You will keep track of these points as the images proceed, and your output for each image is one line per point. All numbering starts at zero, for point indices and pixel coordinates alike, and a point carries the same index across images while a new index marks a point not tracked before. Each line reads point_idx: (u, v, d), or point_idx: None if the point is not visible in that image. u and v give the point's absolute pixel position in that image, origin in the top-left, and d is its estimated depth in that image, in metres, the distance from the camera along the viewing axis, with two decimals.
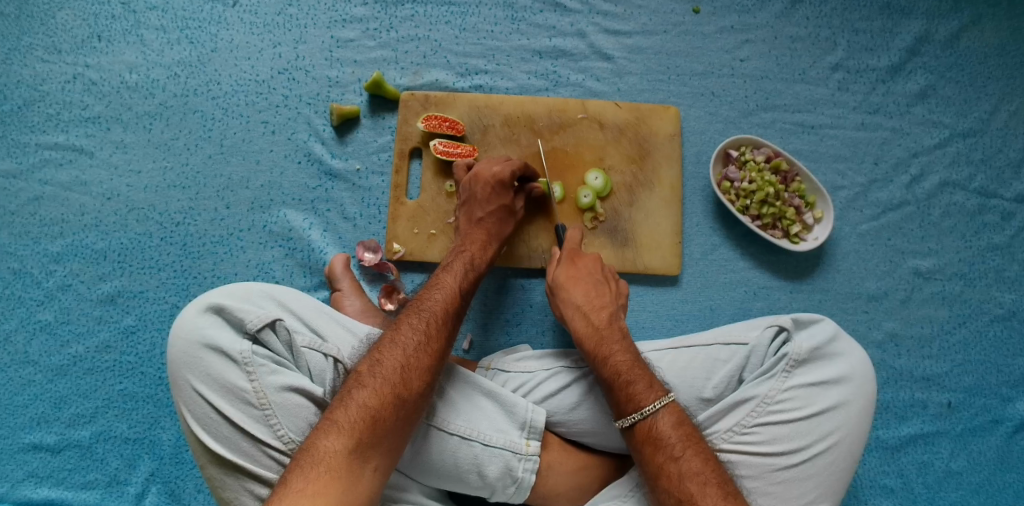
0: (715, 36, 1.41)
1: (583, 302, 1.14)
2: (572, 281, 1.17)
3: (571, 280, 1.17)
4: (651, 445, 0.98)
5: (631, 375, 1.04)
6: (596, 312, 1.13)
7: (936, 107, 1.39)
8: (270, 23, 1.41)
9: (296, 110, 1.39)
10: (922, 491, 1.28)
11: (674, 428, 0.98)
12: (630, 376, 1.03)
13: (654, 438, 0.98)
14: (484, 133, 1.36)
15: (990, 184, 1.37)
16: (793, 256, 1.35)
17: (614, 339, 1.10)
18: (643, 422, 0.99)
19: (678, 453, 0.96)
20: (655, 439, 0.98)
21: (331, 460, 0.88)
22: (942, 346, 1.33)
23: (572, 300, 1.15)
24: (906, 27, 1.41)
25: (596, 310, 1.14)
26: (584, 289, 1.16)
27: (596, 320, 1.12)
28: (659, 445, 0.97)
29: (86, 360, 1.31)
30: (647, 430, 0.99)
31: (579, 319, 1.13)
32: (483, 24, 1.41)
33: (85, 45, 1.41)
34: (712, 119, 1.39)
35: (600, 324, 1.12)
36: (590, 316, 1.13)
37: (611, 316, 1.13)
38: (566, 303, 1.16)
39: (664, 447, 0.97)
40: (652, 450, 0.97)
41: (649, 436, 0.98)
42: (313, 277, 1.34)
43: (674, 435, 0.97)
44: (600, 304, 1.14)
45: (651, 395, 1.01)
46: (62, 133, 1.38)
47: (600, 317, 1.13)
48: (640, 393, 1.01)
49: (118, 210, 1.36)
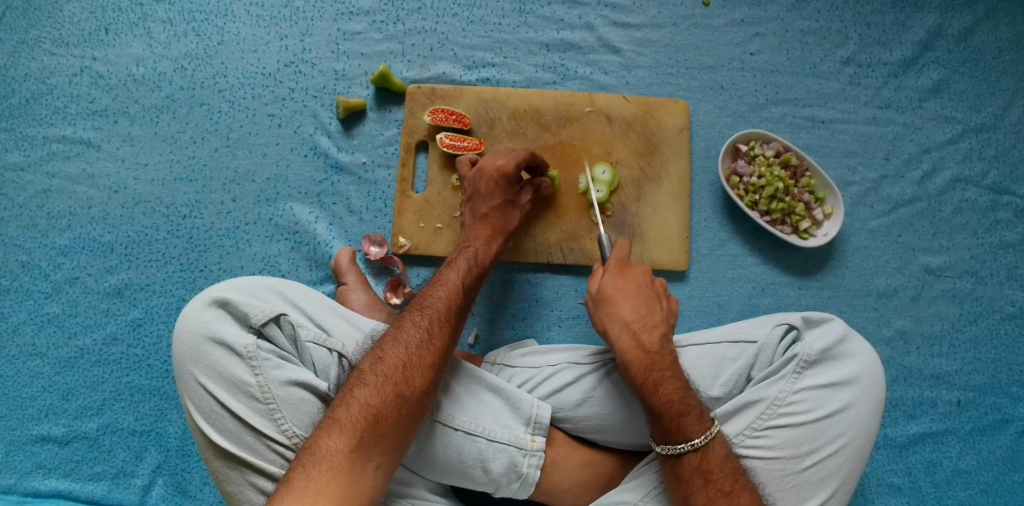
0: (724, 29, 1.39)
1: (632, 320, 1.07)
2: (621, 295, 1.09)
3: (620, 293, 1.10)
4: (701, 477, 0.97)
5: (683, 406, 0.99)
6: (646, 332, 1.06)
7: (949, 102, 1.37)
8: (276, 16, 1.41)
9: (302, 103, 1.39)
10: (930, 490, 1.27)
11: (722, 462, 0.98)
12: (682, 406, 0.99)
13: (704, 471, 0.97)
14: (491, 126, 1.35)
15: (1004, 181, 1.35)
16: (802, 252, 1.33)
17: (665, 364, 1.03)
18: (693, 454, 0.97)
19: (728, 488, 0.96)
20: (706, 472, 0.97)
21: (332, 458, 0.89)
22: (953, 344, 1.31)
23: (620, 317, 1.07)
24: (920, 20, 1.38)
25: (647, 330, 1.06)
26: (632, 305, 1.08)
27: (646, 342, 1.05)
28: (710, 478, 0.96)
29: (95, 352, 1.33)
30: (697, 462, 0.97)
31: (627, 340, 1.05)
32: (491, 16, 1.40)
33: (92, 38, 1.41)
34: (721, 114, 1.37)
35: (651, 348, 1.04)
36: (640, 337, 1.05)
37: (662, 338, 1.06)
38: (613, 318, 1.08)
39: (714, 481, 0.96)
40: (703, 483, 0.96)
41: (698, 468, 0.97)
42: (320, 271, 1.34)
43: (723, 469, 0.97)
44: (651, 323, 1.07)
45: (702, 427, 0.98)
46: (70, 126, 1.39)
47: (651, 338, 1.05)
48: (690, 424, 0.98)
49: (125, 203, 1.37)
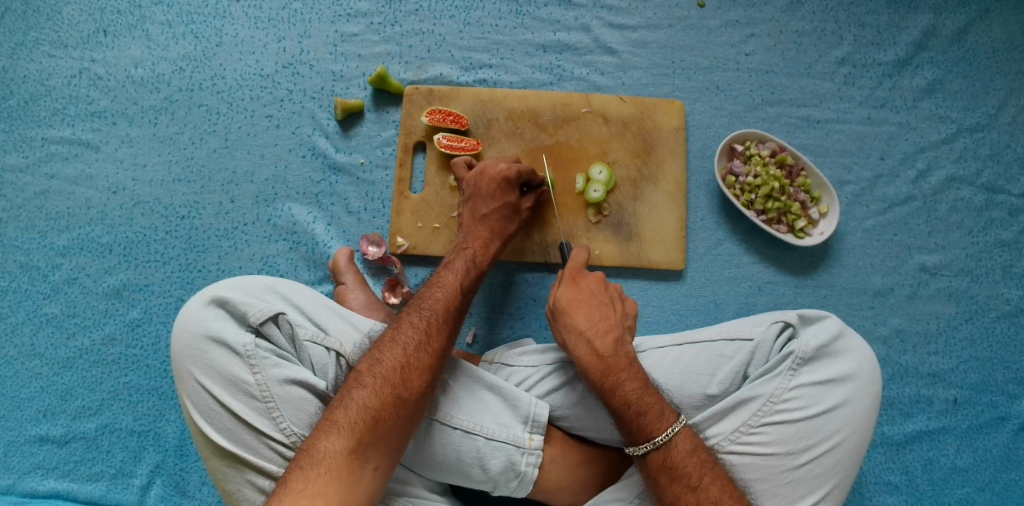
0: (719, 29, 1.40)
1: (586, 328, 1.09)
2: (574, 305, 1.12)
3: (574, 303, 1.12)
4: (667, 475, 0.97)
5: (642, 405, 1.01)
6: (600, 337, 1.08)
7: (943, 102, 1.38)
8: (274, 18, 1.42)
9: (301, 104, 1.40)
10: (927, 488, 1.27)
11: (688, 457, 0.98)
12: (641, 406, 1.01)
13: (669, 468, 0.97)
14: (488, 127, 1.35)
15: (998, 180, 1.35)
16: (798, 251, 1.34)
17: (621, 366, 1.05)
18: (656, 452, 0.98)
19: (695, 483, 0.96)
20: (671, 469, 0.97)
21: (331, 461, 0.89)
22: (949, 342, 1.32)
23: (575, 326, 1.10)
24: (914, 20, 1.39)
25: (601, 335, 1.08)
26: (586, 314, 1.11)
27: (600, 347, 1.07)
28: (675, 475, 0.97)
29: (94, 353, 1.33)
30: (661, 460, 0.98)
31: (583, 347, 1.08)
32: (488, 18, 1.41)
33: (91, 40, 1.41)
34: (717, 114, 1.38)
35: (605, 352, 1.07)
36: (594, 343, 1.08)
37: (615, 343, 1.08)
38: (569, 329, 1.10)
39: (680, 477, 0.96)
40: (668, 481, 0.97)
41: (663, 465, 0.98)
42: (317, 271, 1.34)
43: (689, 464, 0.97)
44: (605, 328, 1.09)
45: (662, 424, 0.99)
46: (69, 127, 1.39)
47: (604, 343, 1.08)
48: (650, 422, 1.00)
49: (124, 204, 1.37)
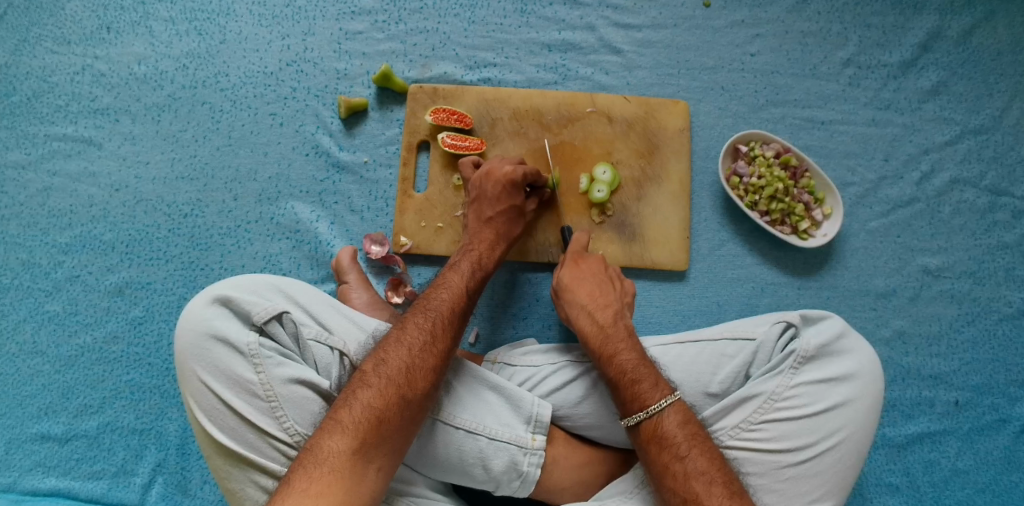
0: (724, 30, 1.40)
1: (588, 302, 1.14)
2: (577, 282, 1.17)
3: (577, 280, 1.17)
4: (657, 444, 0.98)
5: (637, 373, 1.03)
6: (601, 310, 1.13)
7: (947, 104, 1.37)
8: (278, 15, 1.41)
9: (304, 102, 1.40)
10: (927, 490, 1.28)
11: (679, 427, 0.98)
12: (635, 375, 1.03)
13: (659, 438, 0.98)
14: (492, 126, 1.35)
15: (1002, 182, 1.35)
16: (802, 252, 1.34)
17: (619, 336, 1.09)
18: (648, 421, 0.99)
19: (684, 452, 0.96)
20: (661, 439, 0.98)
21: (335, 460, 0.89)
22: (951, 344, 1.32)
23: (577, 301, 1.15)
24: (920, 21, 1.39)
25: (601, 308, 1.13)
26: (589, 289, 1.16)
27: (600, 319, 1.12)
28: (665, 444, 0.97)
29: (96, 351, 1.33)
30: (652, 430, 0.99)
31: (584, 318, 1.13)
32: (492, 17, 1.41)
33: (94, 37, 1.41)
34: (721, 114, 1.38)
35: (606, 324, 1.11)
36: (595, 315, 1.13)
37: (615, 315, 1.13)
38: (572, 304, 1.16)
39: (670, 446, 0.97)
40: (658, 450, 0.97)
41: (654, 435, 0.98)
42: (320, 269, 1.34)
43: (679, 434, 0.98)
44: (605, 303, 1.14)
45: (656, 394, 1.01)
46: (71, 124, 1.39)
47: (605, 315, 1.12)
48: (644, 391, 1.01)
49: (126, 202, 1.37)
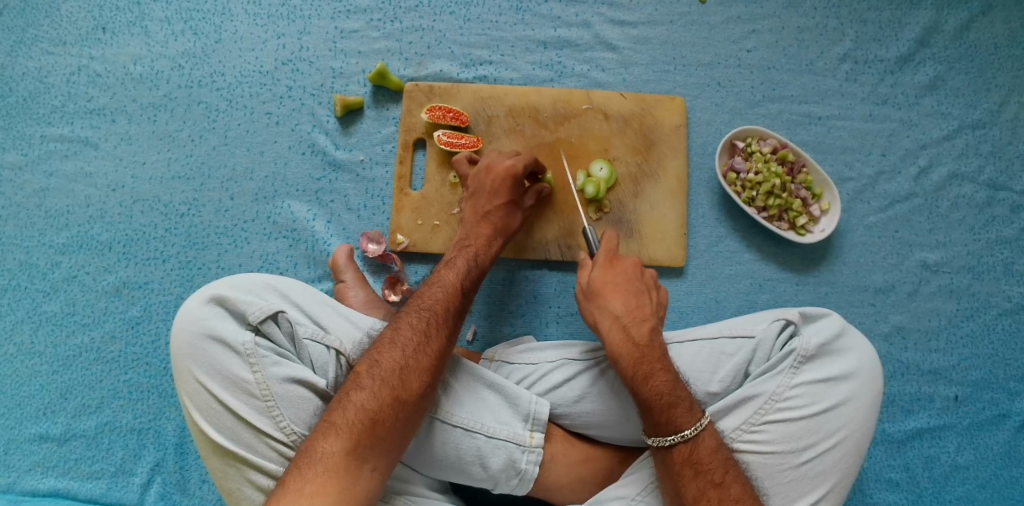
0: (721, 26, 1.39)
1: (622, 314, 1.07)
2: (611, 288, 1.10)
3: (610, 286, 1.10)
4: (691, 468, 0.96)
5: (674, 397, 1.00)
6: (637, 325, 1.07)
7: (944, 99, 1.37)
8: (274, 15, 1.41)
9: (300, 101, 1.39)
10: (928, 486, 1.27)
11: (713, 453, 0.97)
12: (673, 398, 1.00)
13: (694, 463, 0.97)
14: (488, 124, 1.35)
15: (1000, 177, 1.35)
16: (799, 248, 1.34)
17: (654, 357, 1.04)
18: (682, 445, 0.97)
19: (719, 479, 0.96)
20: (696, 463, 0.97)
21: (328, 461, 0.89)
22: (950, 339, 1.32)
23: (610, 310, 1.08)
24: (916, 16, 1.38)
25: (637, 323, 1.07)
26: (623, 298, 1.09)
27: (636, 335, 1.06)
28: (700, 470, 0.96)
29: (93, 351, 1.33)
30: (687, 454, 0.97)
31: (618, 332, 1.06)
32: (488, 14, 1.40)
33: (90, 37, 1.41)
34: (718, 111, 1.37)
35: (641, 341, 1.05)
36: (630, 330, 1.06)
37: (651, 331, 1.07)
38: (603, 311, 1.09)
39: (704, 472, 0.96)
40: (693, 474, 0.96)
41: (688, 459, 0.97)
42: (318, 268, 1.34)
43: (713, 460, 0.97)
44: (642, 317, 1.08)
45: (691, 418, 0.99)
46: (68, 125, 1.39)
47: (641, 331, 1.06)
48: (680, 415, 0.99)
49: (123, 202, 1.37)
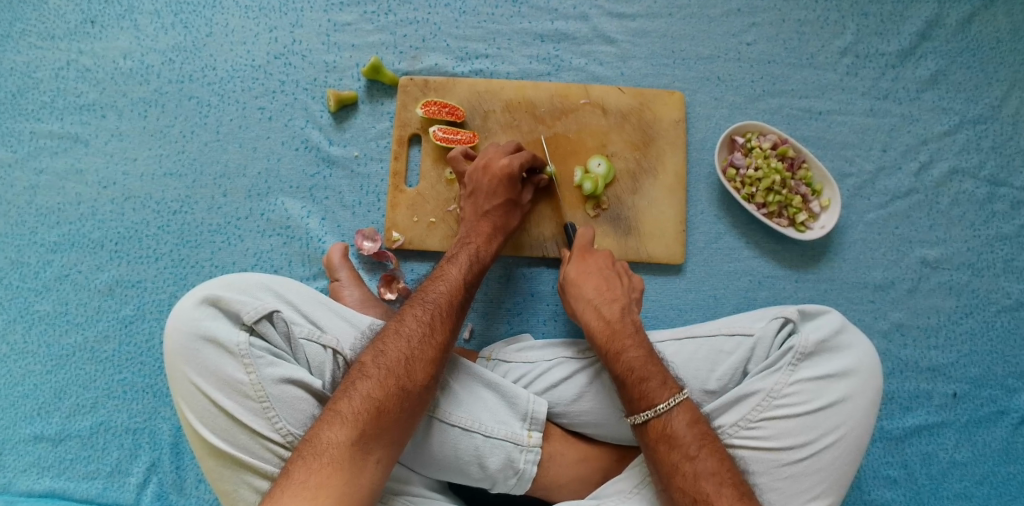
0: (721, 19, 1.37)
1: (594, 296, 1.11)
2: (583, 275, 1.14)
3: (583, 274, 1.14)
4: (666, 443, 0.96)
5: (646, 371, 1.02)
6: (608, 305, 1.10)
7: (946, 93, 1.36)
8: (266, 7, 1.38)
9: (293, 96, 1.37)
10: (925, 482, 1.27)
11: (688, 427, 0.96)
12: (643, 372, 1.01)
13: (668, 437, 0.96)
14: (484, 119, 1.33)
15: (1000, 172, 1.34)
16: (798, 244, 1.33)
17: (626, 333, 1.07)
18: (656, 420, 0.97)
19: (694, 453, 0.94)
20: (670, 437, 0.96)
21: (334, 452, 0.88)
22: (949, 336, 1.31)
23: (583, 294, 1.12)
24: (918, 10, 1.37)
25: (608, 302, 1.10)
26: (595, 284, 1.13)
27: (607, 314, 1.09)
28: (674, 444, 0.95)
29: (87, 351, 1.31)
30: (661, 428, 0.97)
31: (590, 313, 1.10)
32: (484, 7, 1.38)
33: (78, 31, 1.38)
34: (717, 105, 1.36)
35: (612, 319, 1.08)
36: (601, 309, 1.09)
37: (623, 310, 1.10)
38: (577, 298, 1.13)
39: (679, 446, 0.95)
40: (668, 449, 0.95)
41: (663, 434, 0.96)
42: (312, 266, 1.32)
43: (688, 434, 0.96)
44: (613, 297, 1.11)
45: (664, 393, 0.99)
46: (57, 121, 1.36)
47: (611, 310, 1.09)
48: (653, 390, 0.99)
49: (114, 199, 1.35)
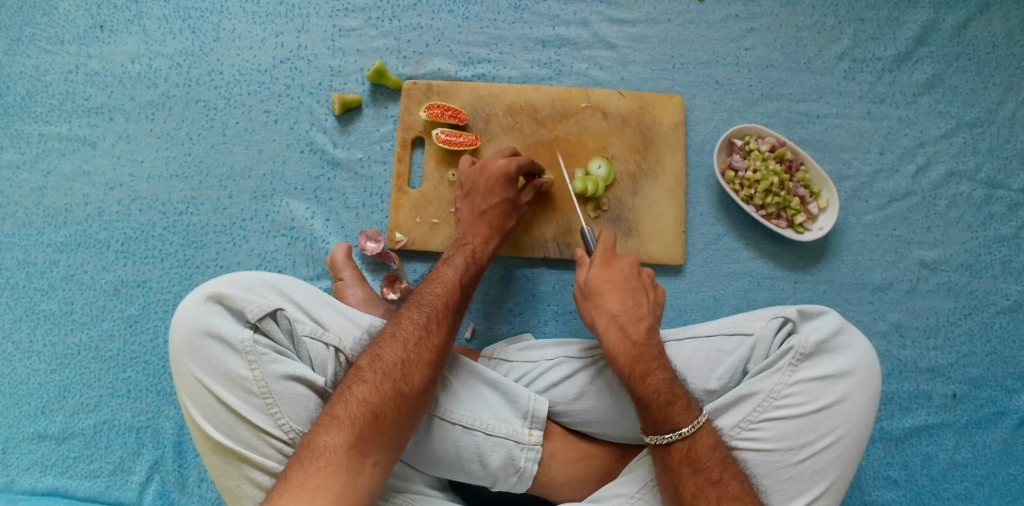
0: (719, 24, 1.39)
1: (619, 312, 1.09)
2: (608, 287, 1.12)
3: (607, 285, 1.12)
4: (689, 466, 0.96)
5: (671, 395, 1.01)
6: (633, 324, 1.08)
7: (942, 97, 1.37)
8: (272, 13, 1.41)
9: (298, 99, 1.39)
10: (926, 483, 1.27)
11: (711, 451, 0.97)
12: (670, 396, 1.00)
13: (692, 460, 0.97)
14: (486, 122, 1.35)
15: (998, 175, 1.35)
16: (797, 246, 1.34)
17: (651, 356, 1.05)
18: (681, 442, 0.98)
19: (717, 476, 0.95)
20: (693, 461, 0.97)
21: (332, 456, 0.89)
22: (948, 337, 1.32)
23: (607, 309, 1.10)
24: (914, 15, 1.39)
25: (634, 322, 1.08)
26: (620, 298, 1.11)
27: (633, 334, 1.07)
28: (698, 467, 0.96)
29: (92, 350, 1.32)
30: (685, 451, 0.97)
31: (614, 331, 1.08)
32: (486, 13, 1.40)
33: (87, 35, 1.41)
34: (716, 109, 1.38)
35: (638, 339, 1.07)
36: (626, 328, 1.08)
37: (648, 330, 1.08)
38: (600, 311, 1.11)
39: (703, 469, 0.96)
40: (691, 472, 0.96)
41: (687, 456, 0.97)
42: (316, 267, 1.34)
43: (712, 458, 0.97)
44: (638, 316, 1.09)
45: (688, 416, 0.99)
46: (66, 123, 1.39)
47: (637, 330, 1.07)
48: (677, 414, 0.99)
49: (121, 200, 1.36)
